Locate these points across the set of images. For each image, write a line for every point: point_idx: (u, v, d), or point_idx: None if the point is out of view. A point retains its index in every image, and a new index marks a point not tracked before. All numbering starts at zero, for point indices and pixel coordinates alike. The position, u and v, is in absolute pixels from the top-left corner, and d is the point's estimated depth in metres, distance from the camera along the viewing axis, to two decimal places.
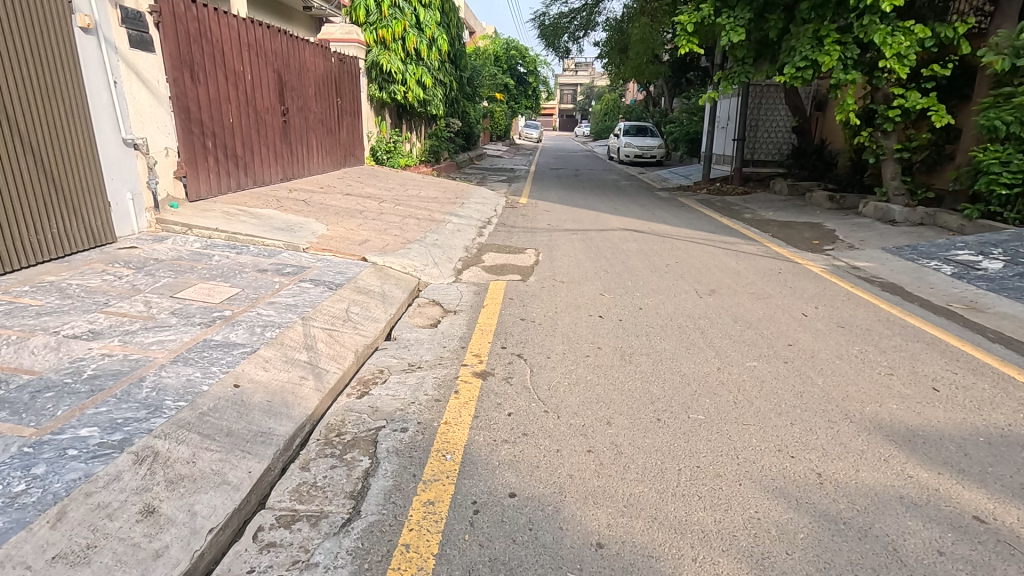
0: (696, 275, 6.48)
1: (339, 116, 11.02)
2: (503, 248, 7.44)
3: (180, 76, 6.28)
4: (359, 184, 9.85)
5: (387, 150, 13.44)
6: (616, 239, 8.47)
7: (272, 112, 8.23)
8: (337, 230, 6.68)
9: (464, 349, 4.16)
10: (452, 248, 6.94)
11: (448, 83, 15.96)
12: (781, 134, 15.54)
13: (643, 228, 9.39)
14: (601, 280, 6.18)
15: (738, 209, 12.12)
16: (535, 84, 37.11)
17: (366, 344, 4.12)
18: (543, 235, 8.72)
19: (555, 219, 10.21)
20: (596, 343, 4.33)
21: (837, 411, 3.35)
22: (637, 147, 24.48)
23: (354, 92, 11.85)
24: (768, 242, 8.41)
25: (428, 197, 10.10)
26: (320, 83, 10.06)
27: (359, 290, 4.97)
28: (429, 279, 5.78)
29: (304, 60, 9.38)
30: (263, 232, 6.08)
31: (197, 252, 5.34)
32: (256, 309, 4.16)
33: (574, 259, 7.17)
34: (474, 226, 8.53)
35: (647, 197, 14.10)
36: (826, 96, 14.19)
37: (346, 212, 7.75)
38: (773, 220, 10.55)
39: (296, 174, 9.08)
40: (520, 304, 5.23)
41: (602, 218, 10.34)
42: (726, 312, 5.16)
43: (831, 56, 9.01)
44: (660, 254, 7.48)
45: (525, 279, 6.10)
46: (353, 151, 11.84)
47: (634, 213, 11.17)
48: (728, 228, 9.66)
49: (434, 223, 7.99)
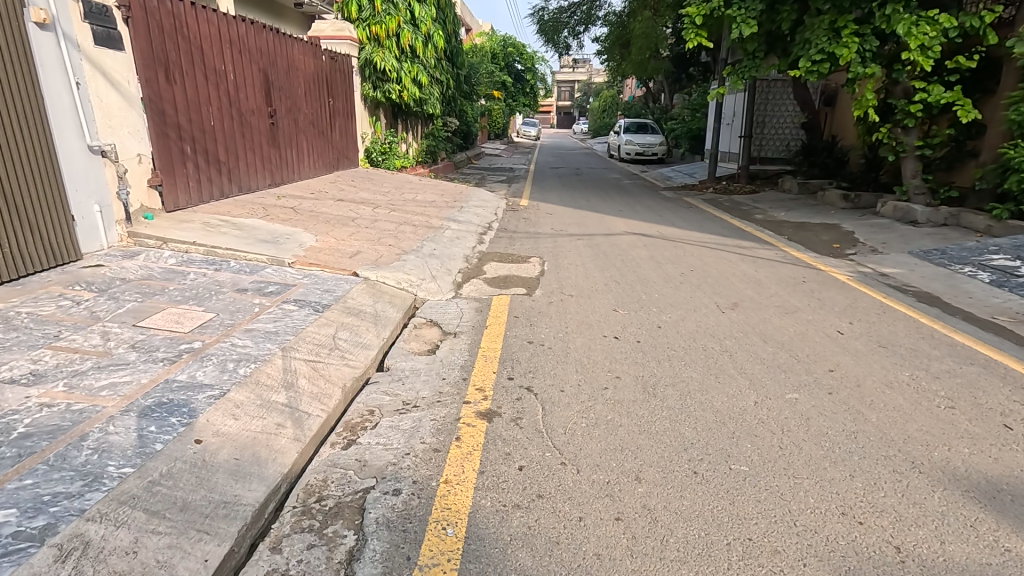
0: (713, 285, 6.01)
1: (331, 117, 10.53)
2: (505, 257, 6.98)
3: (153, 76, 5.78)
4: (352, 189, 9.37)
5: (382, 151, 12.94)
6: (624, 244, 8.00)
7: (258, 114, 7.73)
8: (327, 240, 6.21)
9: (466, 382, 3.69)
10: (450, 258, 6.48)
11: (444, 81, 15.47)
12: (789, 130, 15.06)
13: (652, 232, 8.92)
14: (613, 292, 5.72)
15: (748, 209, 11.65)
16: (533, 81, 36.62)
17: (354, 377, 3.64)
18: (547, 240, 8.25)
19: (559, 222, 9.74)
20: (614, 371, 3.87)
21: (900, 458, 2.89)
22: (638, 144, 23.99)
23: (347, 92, 11.36)
24: (786, 246, 7.94)
25: (425, 201, 9.64)
26: (310, 83, 9.57)
27: (348, 311, 4.50)
28: (426, 294, 5.32)
29: (293, 58, 8.88)
30: (246, 244, 5.60)
31: (171, 270, 4.86)
32: (229, 339, 3.68)
33: (582, 269, 6.70)
34: (474, 232, 8.06)
35: (652, 197, 13.63)
36: (837, 90, 13.70)
37: (338, 219, 7.28)
38: (787, 221, 10.08)
39: (285, 179, 8.60)
40: (526, 323, 4.76)
41: (607, 221, 9.85)
42: (753, 330, 4.69)
43: (850, 48, 8.51)
44: (672, 261, 7.01)
45: (530, 292, 5.63)
46: (347, 153, 11.35)
47: (640, 214, 10.69)
48: (740, 230, 9.19)
49: (431, 230, 7.52)
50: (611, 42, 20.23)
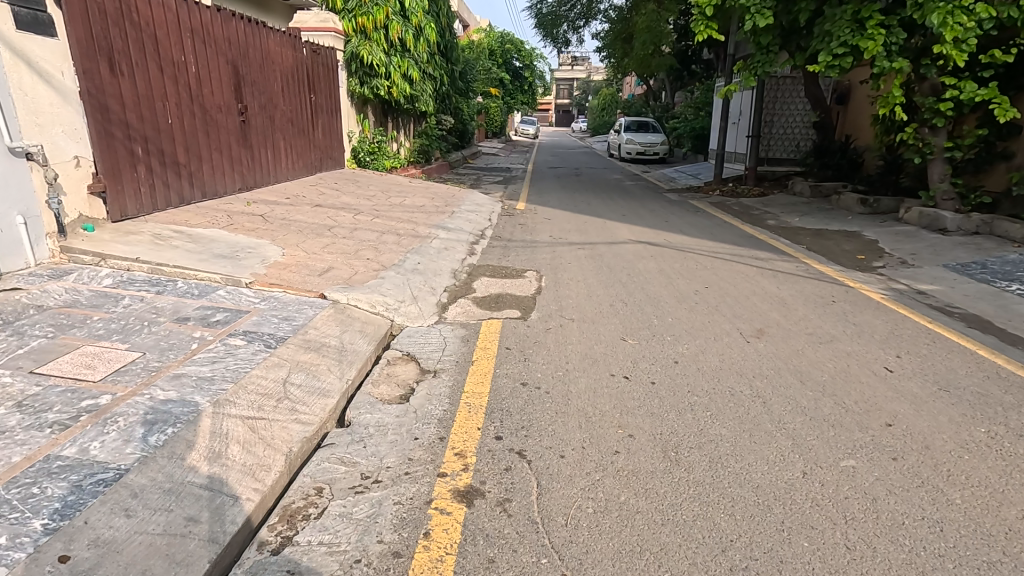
0: (730, 305, 5.32)
1: (313, 114, 9.80)
2: (498, 271, 6.27)
3: (95, 67, 5.04)
4: (333, 192, 8.65)
5: (370, 151, 12.20)
6: (629, 256, 7.30)
7: (226, 110, 6.99)
8: (295, 254, 5.49)
9: (443, 443, 2.98)
10: (436, 273, 5.77)
11: (438, 78, 14.72)
12: (799, 130, 14.36)
13: (659, 240, 8.22)
14: (619, 314, 5.01)
15: (759, 214, 10.96)
16: (531, 79, 35.90)
17: (303, 438, 2.92)
18: (545, 250, 7.55)
19: (558, 229, 9.03)
20: (625, 426, 3.17)
21: (1008, 567, 2.19)
22: (640, 143, 23.27)
23: (331, 87, 10.64)
24: (807, 258, 7.23)
25: (414, 206, 8.92)
26: (289, 77, 8.83)
27: (308, 345, 3.79)
28: (404, 319, 4.61)
29: (268, 51, 8.13)
30: (199, 260, 4.89)
31: (102, 293, 4.14)
32: (148, 390, 2.96)
33: (583, 284, 6.00)
34: (465, 242, 7.35)
35: (656, 200, 12.93)
36: (852, 87, 13.00)
37: (313, 227, 6.56)
38: (802, 228, 9.39)
39: (259, 182, 7.87)
40: (519, 358, 4.05)
41: (610, 227, 9.18)
42: (786, 365, 4.01)
43: (876, 40, 7.80)
44: (684, 275, 6.32)
45: (524, 316, 4.93)
46: (331, 153, 10.63)
47: (645, 220, 9.99)
48: (754, 238, 8.49)
49: (416, 240, 6.81)
50: (612, 37, 19.51)
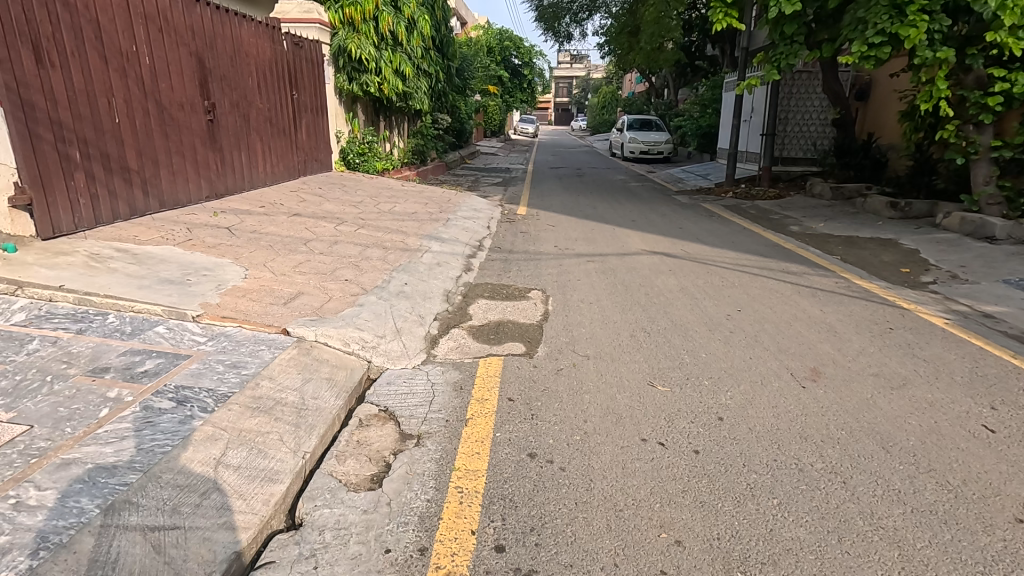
0: (771, 334, 4.53)
1: (295, 114, 8.98)
2: (498, 292, 5.47)
3: (15, 55, 4.22)
4: (316, 199, 7.84)
5: (360, 152, 11.38)
6: (645, 270, 6.51)
7: (189, 108, 6.18)
8: (261, 275, 4.69)
9: (425, 559, 2.19)
10: (425, 296, 4.97)
11: (432, 75, 13.91)
12: (817, 127, 13.57)
13: (676, 252, 7.42)
14: (642, 348, 4.21)
15: (779, 219, 10.16)
16: (530, 77, 35.12)
17: (231, 555, 2.10)
18: (550, 264, 6.75)
19: (563, 237, 8.23)
20: (669, 528, 2.37)
21: None
22: (644, 142, 22.47)
23: (316, 83, 9.83)
24: (845, 272, 6.43)
25: (405, 214, 8.11)
26: (266, 72, 8.01)
27: (256, 405, 2.98)
28: (384, 360, 3.81)
29: (240, 44, 7.32)
30: (140, 287, 4.08)
31: (7, 335, 3.34)
32: (16, 490, 2.16)
33: (596, 306, 5.20)
34: (461, 256, 6.55)
35: (666, 203, 12.12)
36: (878, 81, 12.18)
37: (287, 241, 5.76)
38: (830, 235, 8.59)
39: (231, 189, 7.07)
40: (525, 415, 3.25)
41: (621, 235, 8.40)
42: (858, 422, 3.21)
43: (919, 28, 6.98)
44: (711, 295, 5.53)
45: (529, 351, 4.13)
46: (316, 155, 9.82)
47: (658, 226, 9.19)
48: (780, 247, 7.68)
49: (404, 255, 6.00)
50: (615, 31, 18.71)
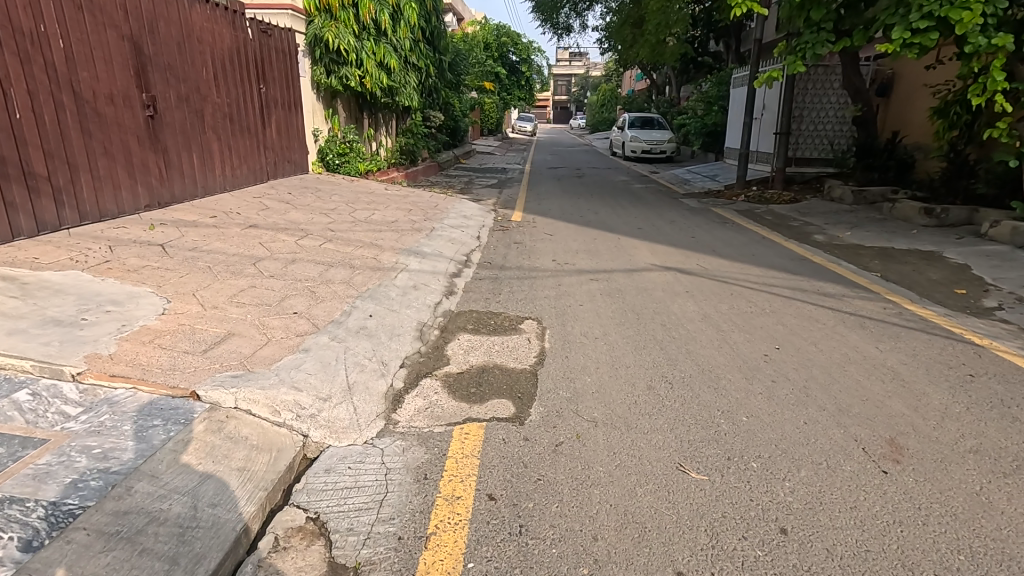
0: (824, 385, 3.61)
1: (262, 110, 8.03)
2: (484, 324, 4.53)
3: None
4: (281, 207, 6.89)
5: (340, 152, 10.40)
6: (657, 292, 5.58)
7: (122, 101, 5.24)
8: (185, 310, 3.74)
9: None
10: (393, 332, 4.03)
11: (421, 69, 12.93)
12: (834, 125, 12.65)
13: (691, 268, 6.50)
14: (664, 409, 3.29)
15: (800, 226, 9.24)
16: (529, 73, 34.25)
17: None
18: (547, 282, 5.82)
19: (562, 248, 7.31)
20: None
21: None
22: (646, 141, 21.53)
23: (289, 76, 8.87)
24: (892, 294, 5.50)
25: (383, 223, 7.17)
26: (225, 62, 7.06)
27: (115, 529, 2.04)
28: (325, 433, 2.87)
29: (191, 28, 6.38)
30: (15, 330, 3.14)
31: None
32: None
33: (600, 341, 4.28)
34: (443, 275, 5.62)
35: (673, 207, 11.20)
36: (905, 77, 11.28)
37: (233, 261, 4.82)
38: (861, 247, 7.66)
39: (180, 196, 6.13)
40: (510, 529, 2.32)
41: (627, 247, 7.46)
42: (978, 540, 2.29)
43: (972, 10, 6.06)
44: (740, 327, 4.61)
45: (518, 414, 3.20)
46: (288, 156, 8.87)
47: (667, 236, 8.26)
48: (809, 262, 6.75)
49: (375, 277, 5.07)
50: (617, 23, 17.77)
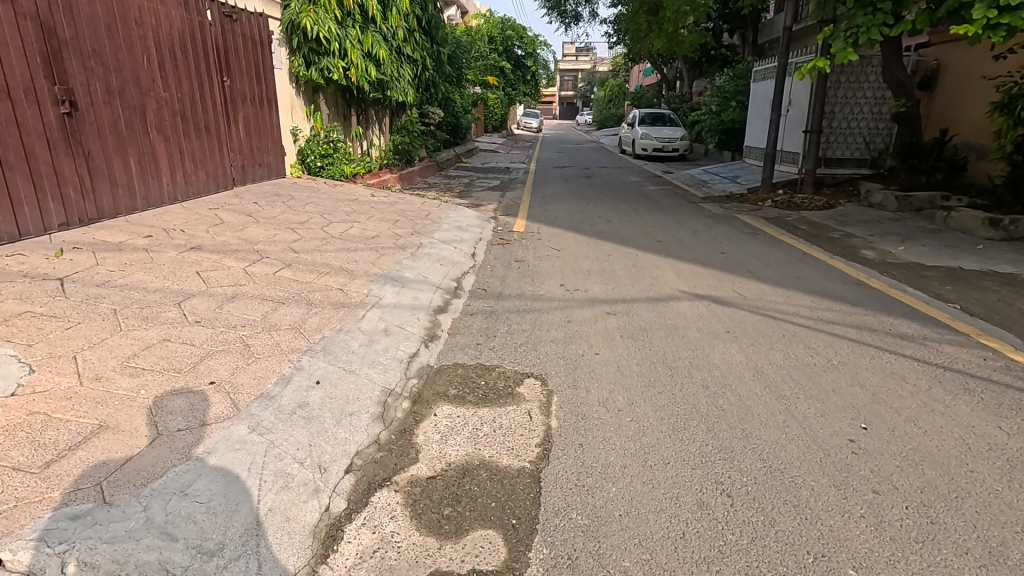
0: (954, 505, 2.50)
1: (225, 106, 6.97)
2: (470, 388, 3.46)
3: None
4: (239, 221, 5.84)
5: (323, 153, 9.32)
6: (690, 333, 4.49)
7: (22, 97, 4.22)
8: (49, 385, 2.70)
9: None
10: (345, 409, 2.98)
11: (416, 61, 11.85)
12: (870, 122, 11.49)
13: (727, 298, 5.39)
14: (728, 556, 2.20)
15: (841, 239, 8.11)
16: (535, 68, 33.18)
17: None
18: (553, 318, 4.74)
19: (571, 268, 6.24)
20: None
21: None
22: (657, 139, 20.36)
23: (260, 68, 7.80)
24: (988, 336, 4.38)
25: (361, 239, 6.10)
26: (175, 49, 6.00)
27: None
28: None
29: (126, 8, 5.33)
30: None
31: None
32: None
33: (624, 414, 3.22)
34: (425, 309, 4.56)
35: (693, 214, 10.09)
36: (955, 69, 10.12)
37: (151, 299, 3.76)
38: (921, 265, 6.55)
39: (112, 210, 5.10)
40: None
41: (647, 268, 6.37)
42: None
43: None
44: (808, 391, 3.51)
45: (511, 562, 2.14)
46: (260, 158, 7.81)
47: (691, 252, 7.15)
48: (868, 288, 5.64)
49: (336, 319, 4.01)
50: (628, 12, 16.65)
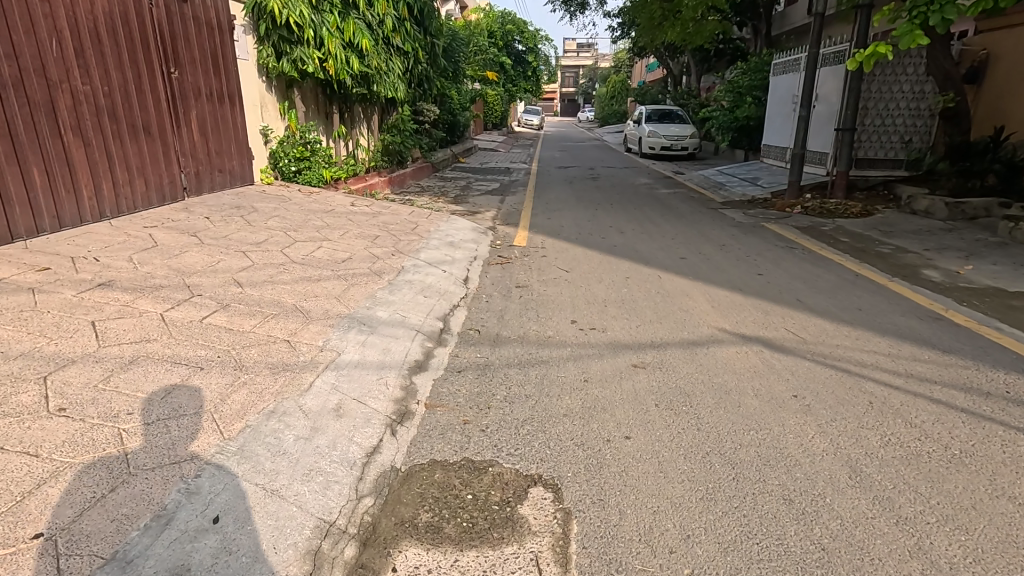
0: None
1: (171, 102, 5.88)
2: (450, 509, 2.38)
3: None
4: (178, 243, 4.77)
5: (299, 156, 8.20)
6: (747, 399, 3.41)
7: None
8: None
9: None
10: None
11: (407, 53, 10.73)
12: (908, 119, 10.39)
13: (782, 341, 4.30)
14: None
15: (892, 254, 7.01)
16: (536, 64, 32.02)
17: None
18: (565, 375, 3.66)
19: (583, 297, 5.17)
20: None
21: None
22: (665, 137, 19.24)
23: (219, 58, 6.71)
24: None
25: (328, 264, 5.03)
26: (98, 32, 4.94)
27: None
28: None
29: None
30: None
31: None
32: None
33: (676, 561, 2.16)
34: (398, 366, 3.50)
35: (715, 222, 9.02)
36: (1007, 58, 9.05)
37: (6, 371, 2.70)
38: (1003, 291, 5.46)
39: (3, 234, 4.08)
40: None
41: (675, 297, 5.27)
42: None
43: None
44: (937, 512, 2.44)
45: None
46: (220, 163, 6.73)
47: (723, 274, 6.06)
48: (954, 326, 4.54)
49: (269, 392, 2.93)
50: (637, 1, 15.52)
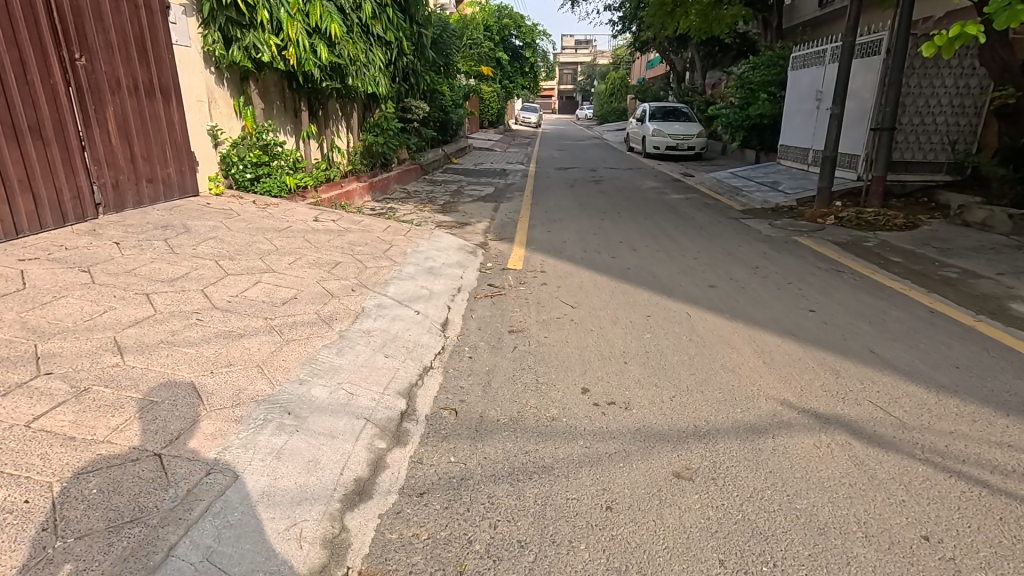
0: None
1: (76, 96, 4.69)
2: None
3: None
4: (57, 284, 3.58)
5: (256, 160, 6.98)
6: (858, 548, 2.24)
7: None
8: None
9: None
10: None
11: (390, 44, 9.52)
12: (954, 117, 9.21)
13: (873, 424, 3.13)
14: None
15: (961, 279, 5.86)
16: (534, 59, 30.77)
17: None
18: (577, 497, 2.48)
19: (595, 348, 4.00)
20: None
21: None
22: (671, 136, 18.06)
23: (147, 43, 5.51)
24: None
25: (262, 307, 3.85)
26: None
27: None
28: None
29: None
30: None
31: None
32: None
33: None
34: (326, 494, 2.32)
35: (739, 236, 7.84)
36: None
37: None
38: None
39: None
40: None
41: (714, 347, 4.09)
42: None
43: None
44: None
45: None
46: (149, 171, 5.53)
47: (768, 309, 4.88)
48: None
49: None
50: None
